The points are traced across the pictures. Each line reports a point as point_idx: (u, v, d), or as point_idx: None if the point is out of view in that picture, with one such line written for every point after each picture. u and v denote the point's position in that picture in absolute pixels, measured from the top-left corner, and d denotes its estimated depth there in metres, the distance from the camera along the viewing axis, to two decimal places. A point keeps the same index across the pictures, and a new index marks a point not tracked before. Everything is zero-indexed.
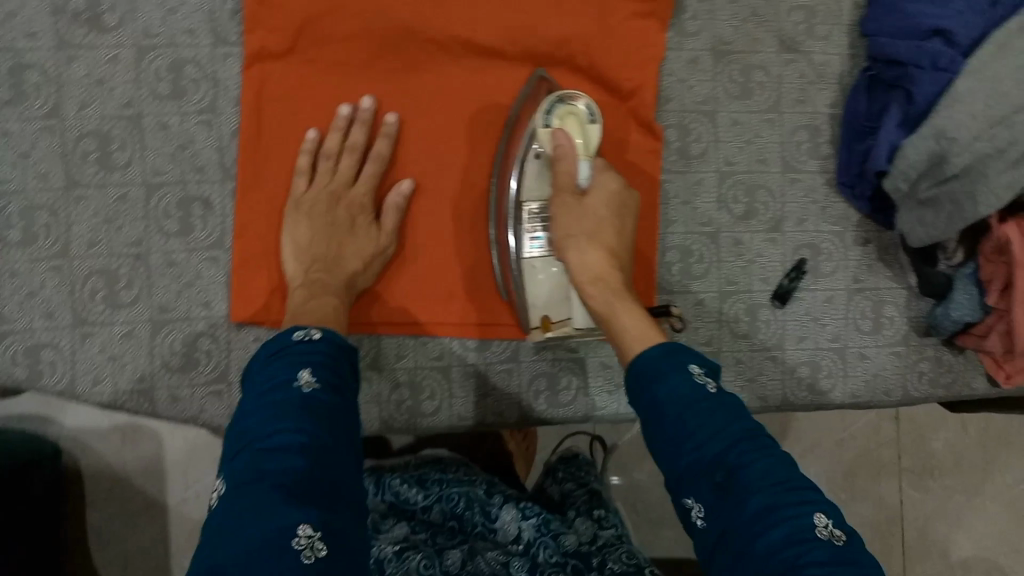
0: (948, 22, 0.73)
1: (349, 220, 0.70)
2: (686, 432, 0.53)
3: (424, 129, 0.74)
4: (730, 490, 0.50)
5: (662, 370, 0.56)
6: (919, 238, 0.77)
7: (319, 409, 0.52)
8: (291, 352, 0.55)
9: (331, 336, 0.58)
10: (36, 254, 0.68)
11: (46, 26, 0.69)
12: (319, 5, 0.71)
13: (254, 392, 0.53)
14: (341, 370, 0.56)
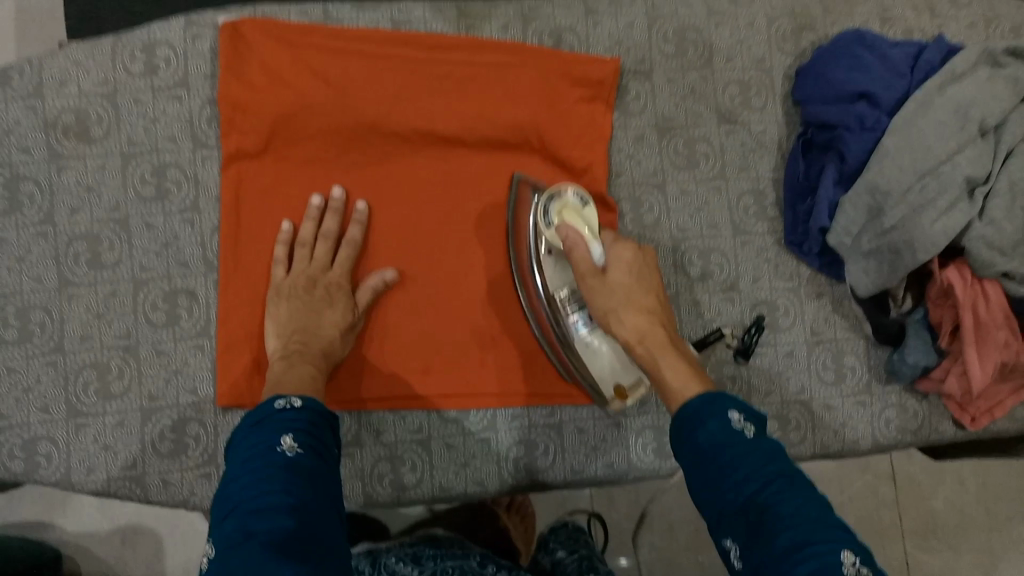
0: (871, 86, 0.80)
1: (327, 297, 0.74)
2: (726, 472, 0.55)
3: (392, 214, 0.79)
4: (763, 526, 0.52)
5: (704, 419, 0.59)
6: (867, 287, 0.80)
7: (300, 473, 0.54)
8: (274, 421, 0.58)
9: (313, 405, 0.61)
10: (31, 351, 0.73)
11: (39, 141, 0.75)
12: (289, 107, 0.76)
13: (239, 460, 0.56)
14: (321, 435, 0.60)
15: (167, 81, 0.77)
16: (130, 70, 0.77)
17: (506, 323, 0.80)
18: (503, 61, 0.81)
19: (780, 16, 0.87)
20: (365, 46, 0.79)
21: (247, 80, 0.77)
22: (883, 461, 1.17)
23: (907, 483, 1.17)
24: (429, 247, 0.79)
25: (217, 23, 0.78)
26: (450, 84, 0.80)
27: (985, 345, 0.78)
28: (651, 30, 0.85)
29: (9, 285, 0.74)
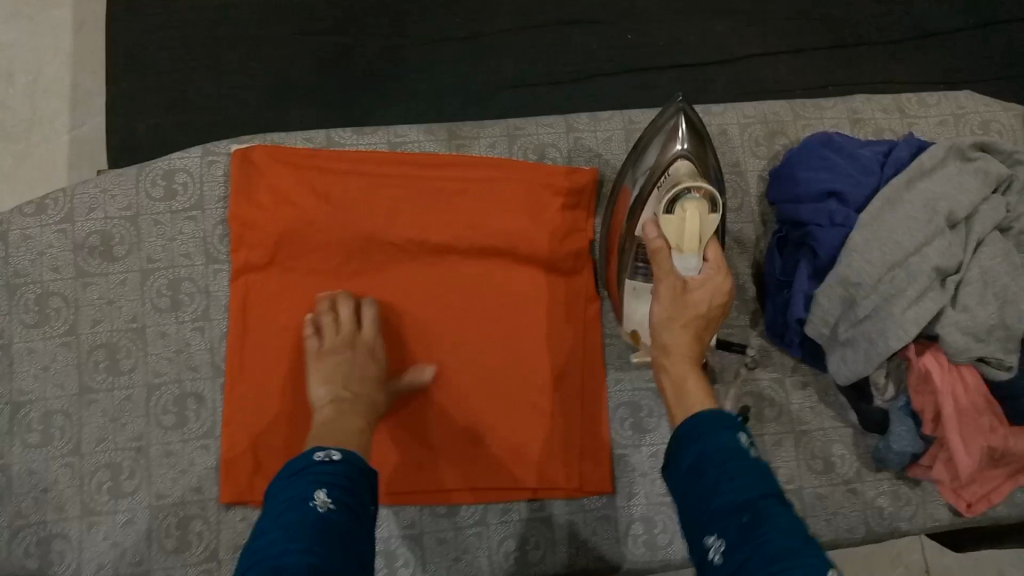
0: (838, 184, 0.84)
1: (370, 358, 0.78)
2: (725, 476, 0.53)
3: (393, 313, 0.85)
4: (755, 530, 0.50)
5: (713, 424, 0.57)
6: (845, 376, 0.83)
7: (331, 528, 0.56)
8: (312, 471, 0.61)
9: (352, 458, 0.63)
10: (50, 453, 0.78)
11: (68, 260, 0.83)
12: (291, 224, 0.83)
13: (274, 509, 0.58)
14: (358, 489, 0.61)
15: (183, 204, 0.85)
16: (151, 194, 0.85)
17: (522, 405, 0.84)
18: (490, 174, 0.88)
19: (752, 122, 0.94)
20: (361, 166, 0.87)
21: (254, 201, 0.84)
22: (917, 555, 1.15)
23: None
24: (435, 346, 0.84)
25: (230, 151, 0.86)
26: (442, 195, 0.87)
27: (970, 430, 0.80)
28: (628, 142, 0.92)
29: (34, 391, 0.80)
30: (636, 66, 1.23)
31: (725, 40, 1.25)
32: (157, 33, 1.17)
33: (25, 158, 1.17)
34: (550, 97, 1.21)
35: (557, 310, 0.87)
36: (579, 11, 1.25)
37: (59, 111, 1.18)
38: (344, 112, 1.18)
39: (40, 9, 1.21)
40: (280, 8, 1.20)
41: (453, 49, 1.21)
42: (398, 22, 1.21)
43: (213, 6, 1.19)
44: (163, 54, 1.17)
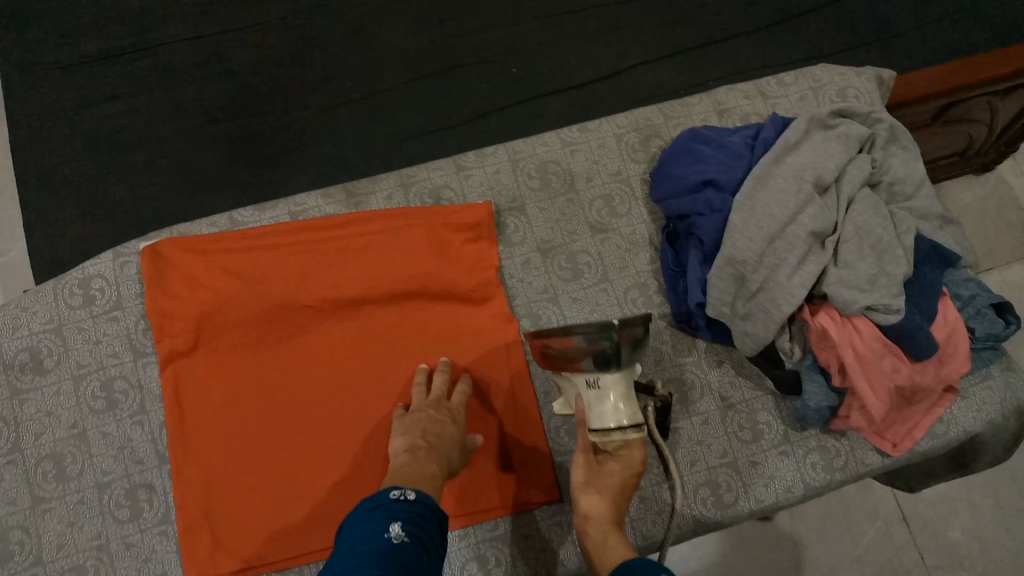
0: (711, 172, 0.91)
1: (449, 416, 0.81)
2: None
3: (341, 376, 0.88)
4: None
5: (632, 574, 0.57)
6: (751, 347, 0.87)
7: (403, 551, 0.57)
8: (388, 507, 0.63)
9: (424, 498, 0.66)
10: (13, 567, 0.80)
11: (0, 381, 0.86)
12: (209, 305, 0.87)
13: (352, 539, 0.59)
14: (429, 527, 0.63)
15: (103, 307, 0.89)
16: (71, 304, 0.88)
17: (522, 438, 0.89)
18: (389, 225, 0.93)
19: (626, 131, 1.00)
20: (266, 239, 0.91)
21: (169, 291, 0.88)
22: (891, 504, 1.20)
23: (917, 518, 1.20)
24: (373, 398, 0.88)
25: (139, 248, 0.90)
26: (347, 253, 0.91)
27: (875, 377, 0.85)
28: (516, 171, 0.98)
29: None
30: (525, 95, 1.30)
31: (602, 57, 1.33)
32: (60, 151, 1.21)
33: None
34: (449, 141, 1.28)
35: (484, 353, 0.91)
36: (462, 56, 1.31)
37: None
38: (255, 189, 1.22)
39: None
40: (175, 105, 1.25)
41: (350, 111, 1.27)
42: (292, 98, 1.27)
43: (110, 116, 1.24)
44: (68, 168, 1.21)
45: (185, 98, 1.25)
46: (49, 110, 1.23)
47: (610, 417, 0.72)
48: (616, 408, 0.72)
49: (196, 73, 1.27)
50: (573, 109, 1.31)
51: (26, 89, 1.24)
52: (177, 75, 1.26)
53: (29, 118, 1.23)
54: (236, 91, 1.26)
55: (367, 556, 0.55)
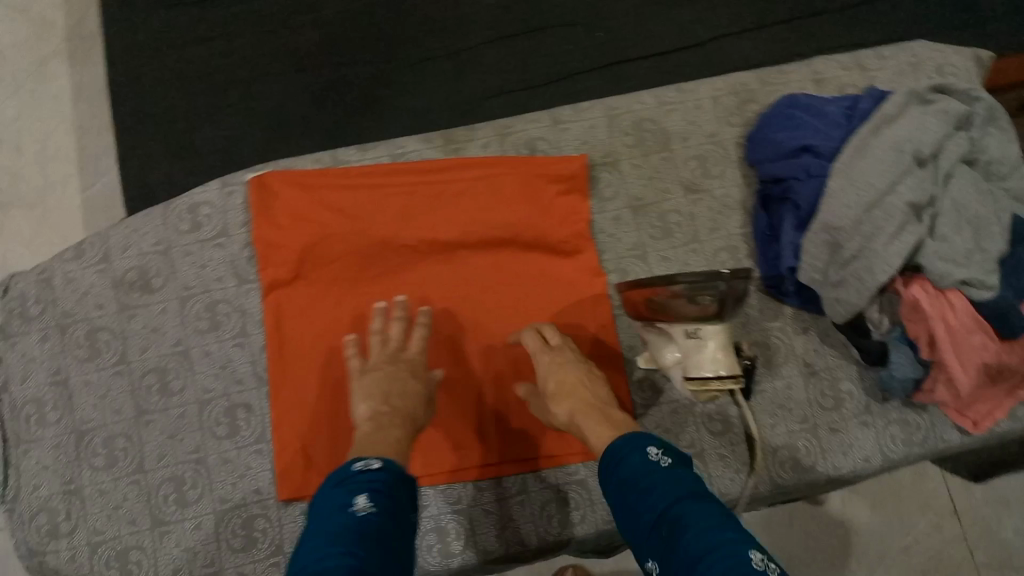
0: (810, 139, 0.91)
1: (407, 371, 0.83)
2: (643, 495, 0.64)
3: (430, 317, 0.91)
4: (674, 533, 0.59)
5: (624, 455, 0.69)
6: (841, 313, 0.89)
7: (371, 526, 0.60)
8: (352, 481, 0.65)
9: (389, 466, 0.69)
10: (119, 472, 0.85)
11: (110, 295, 0.89)
12: (313, 237, 0.90)
13: (320, 515, 0.62)
14: (398, 495, 0.66)
15: (210, 233, 0.91)
16: (179, 228, 0.91)
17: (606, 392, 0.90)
18: (488, 173, 0.95)
19: (723, 95, 0.99)
20: (367, 179, 0.93)
21: (274, 222, 0.91)
22: (943, 500, 1.19)
23: (972, 516, 1.18)
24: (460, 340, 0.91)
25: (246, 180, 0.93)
26: (444, 198, 0.94)
27: (965, 351, 0.85)
28: (611, 127, 0.98)
29: (95, 419, 0.87)
30: (608, 61, 1.31)
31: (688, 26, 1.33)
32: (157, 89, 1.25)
33: (42, 223, 1.28)
34: (530, 101, 1.30)
35: (573, 305, 0.92)
36: (549, 18, 1.32)
37: (69, 174, 1.28)
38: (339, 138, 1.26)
39: (36, 84, 1.29)
40: (266, 50, 1.28)
41: (436, 67, 1.29)
42: (379, 50, 1.29)
43: (205, 58, 1.27)
44: (164, 105, 1.25)
45: (277, 44, 1.28)
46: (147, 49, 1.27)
47: (706, 363, 0.74)
48: (715, 356, 0.74)
49: (288, 19, 1.29)
50: (656, 73, 1.31)
51: (125, 27, 1.27)
52: (270, 21, 1.29)
53: (126, 53, 1.26)
54: (326, 41, 1.28)
55: (343, 538, 0.57)
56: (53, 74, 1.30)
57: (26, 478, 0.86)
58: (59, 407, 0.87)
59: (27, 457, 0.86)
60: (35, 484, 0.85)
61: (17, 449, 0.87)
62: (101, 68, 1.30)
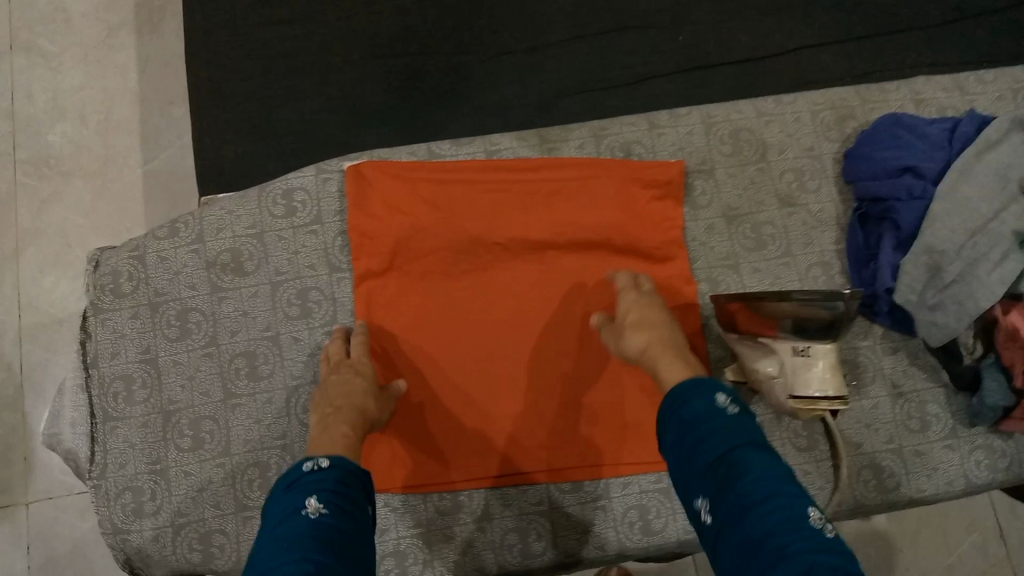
0: (913, 159, 0.90)
1: (355, 370, 0.82)
2: (703, 439, 0.65)
3: (504, 317, 0.90)
4: (731, 478, 0.61)
5: (688, 399, 0.70)
6: (937, 338, 0.87)
7: (326, 528, 0.61)
8: (303, 482, 0.66)
9: (339, 462, 0.69)
10: (204, 454, 0.85)
11: (202, 276, 0.89)
12: (407, 229, 0.90)
13: (272, 519, 0.63)
14: (353, 491, 0.67)
15: (304, 219, 0.92)
16: (273, 214, 0.91)
17: None
18: (582, 174, 0.94)
19: (822, 109, 0.99)
20: (461, 174, 0.93)
21: (370, 211, 0.91)
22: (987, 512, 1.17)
23: (1017, 537, 1.17)
24: (546, 341, 0.90)
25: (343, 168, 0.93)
26: (538, 198, 0.93)
27: None
28: (709, 134, 0.97)
29: (183, 400, 0.87)
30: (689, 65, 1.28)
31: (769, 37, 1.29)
32: (233, 68, 1.23)
33: (103, 194, 1.24)
34: (604, 106, 1.27)
35: None
36: (628, 19, 1.30)
37: (131, 147, 1.26)
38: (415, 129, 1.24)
39: (104, 54, 1.28)
40: (341, 38, 1.26)
41: (515, 62, 1.27)
42: (456, 43, 1.27)
43: (284, 39, 1.25)
44: (240, 84, 1.23)
45: (354, 31, 1.26)
46: (224, 27, 1.24)
47: (813, 381, 0.75)
48: (823, 376, 0.75)
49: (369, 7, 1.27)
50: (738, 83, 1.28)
51: (203, 5, 1.24)
52: (348, 6, 1.27)
53: (198, 32, 1.23)
54: (402, 31, 1.26)
55: (302, 544, 0.58)
56: (121, 44, 1.29)
57: (111, 457, 0.86)
58: (147, 387, 0.87)
59: (114, 435, 0.86)
60: (121, 462, 0.85)
61: (103, 426, 0.86)
62: (179, 44, 1.29)
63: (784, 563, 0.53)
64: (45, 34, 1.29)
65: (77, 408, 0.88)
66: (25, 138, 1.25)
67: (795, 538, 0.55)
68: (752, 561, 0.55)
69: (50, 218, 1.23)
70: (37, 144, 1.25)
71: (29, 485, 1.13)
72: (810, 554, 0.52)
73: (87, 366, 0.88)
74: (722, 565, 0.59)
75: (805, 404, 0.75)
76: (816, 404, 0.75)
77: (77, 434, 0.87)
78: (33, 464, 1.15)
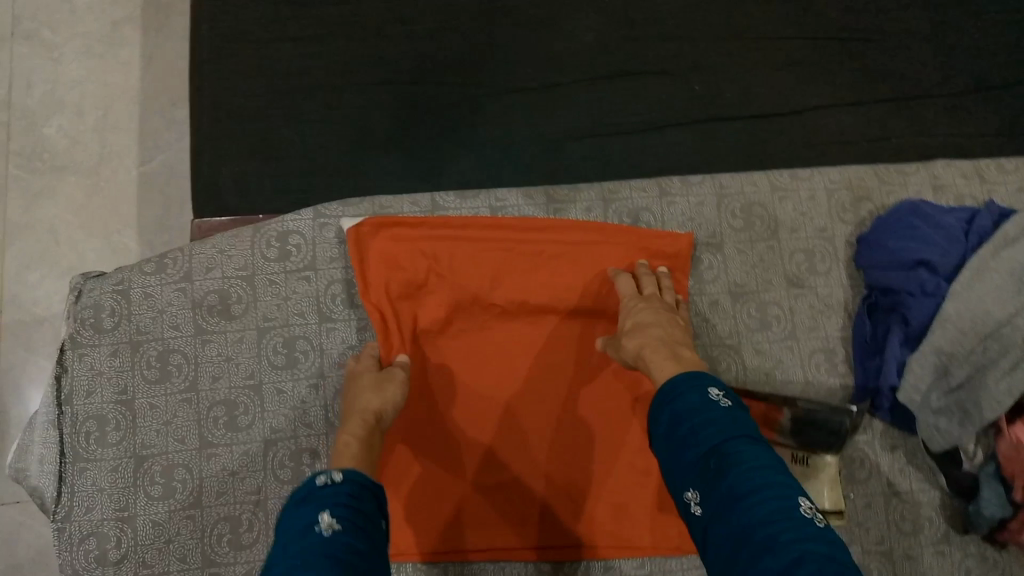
0: (928, 253, 0.86)
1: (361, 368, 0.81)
2: (693, 431, 0.61)
3: (500, 382, 0.87)
4: (720, 471, 0.57)
5: (681, 390, 0.65)
6: (939, 443, 0.85)
7: (340, 548, 0.54)
8: (315, 497, 0.59)
9: (353, 475, 0.63)
10: (174, 505, 0.83)
11: (188, 318, 0.87)
12: (403, 285, 0.87)
13: (282, 538, 0.56)
14: (364, 505, 0.61)
15: (297, 265, 0.89)
16: (266, 256, 0.89)
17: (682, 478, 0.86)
18: (588, 237, 0.91)
19: (838, 188, 0.97)
20: (461, 228, 0.90)
21: (365, 265, 0.88)
22: None
23: None
24: (538, 411, 0.87)
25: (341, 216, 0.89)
26: (542, 260, 0.90)
27: None
28: (720, 207, 0.95)
29: (156, 446, 0.84)
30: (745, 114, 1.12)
31: (828, 85, 1.14)
32: (231, 77, 1.10)
33: (96, 193, 1.17)
34: (640, 161, 1.10)
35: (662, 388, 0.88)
36: (666, 60, 1.13)
37: (127, 146, 1.19)
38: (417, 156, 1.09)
39: (105, 48, 1.21)
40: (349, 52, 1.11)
41: (525, 100, 1.11)
42: (472, 72, 1.11)
43: (285, 57, 1.11)
44: (242, 101, 1.09)
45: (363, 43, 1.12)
46: (223, 32, 1.12)
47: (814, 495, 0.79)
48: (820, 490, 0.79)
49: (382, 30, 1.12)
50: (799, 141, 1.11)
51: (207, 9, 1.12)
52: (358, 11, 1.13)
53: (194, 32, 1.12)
54: (414, 55, 1.11)
55: (312, 565, 0.52)
56: (125, 41, 1.22)
57: (78, 500, 0.82)
58: (121, 429, 0.84)
59: (82, 477, 0.83)
60: (88, 507, 0.82)
61: (72, 467, 0.83)
62: (183, 44, 1.22)
63: (773, 556, 0.49)
64: (48, 24, 1.22)
65: (46, 447, 0.85)
66: (20, 130, 1.18)
67: (785, 528, 0.51)
68: (742, 552, 0.52)
69: (41, 214, 1.17)
70: (31, 137, 1.18)
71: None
72: (801, 545, 0.49)
73: (59, 403, 0.85)
74: (713, 558, 0.55)
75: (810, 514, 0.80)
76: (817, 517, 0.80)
77: (44, 473, 0.84)
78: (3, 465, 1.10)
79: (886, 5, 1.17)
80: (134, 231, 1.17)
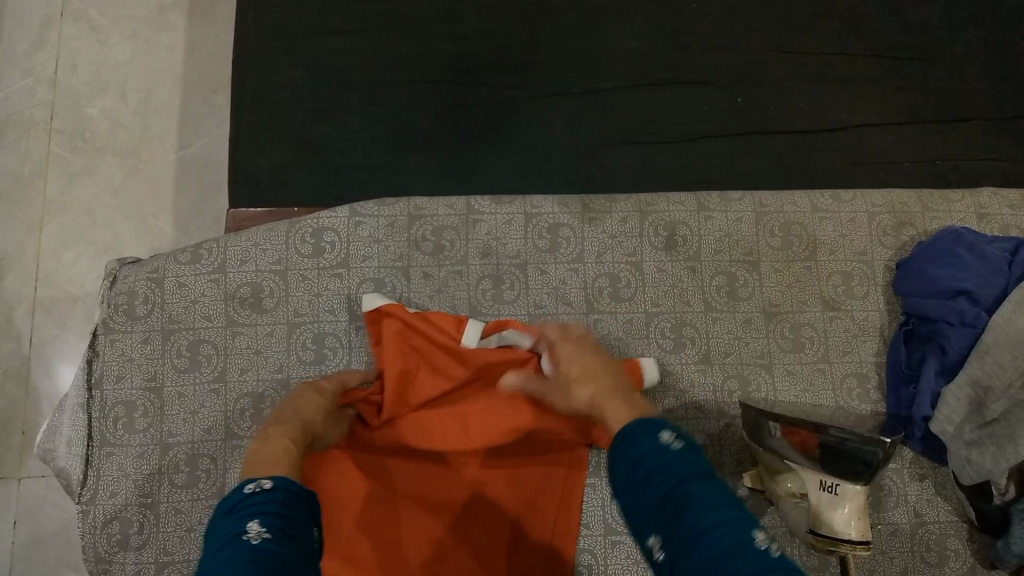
0: (968, 282, 0.84)
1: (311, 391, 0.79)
2: (649, 476, 0.57)
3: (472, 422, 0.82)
4: (680, 516, 0.53)
5: (634, 437, 0.61)
6: (970, 476, 0.83)
7: (269, 554, 0.53)
8: (244, 506, 0.58)
9: (283, 484, 0.62)
10: (196, 494, 0.83)
11: (220, 309, 0.87)
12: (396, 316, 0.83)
13: (209, 550, 0.55)
14: (295, 513, 0.59)
15: (331, 261, 0.90)
16: (300, 252, 0.90)
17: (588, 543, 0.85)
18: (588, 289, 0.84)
19: (880, 212, 0.96)
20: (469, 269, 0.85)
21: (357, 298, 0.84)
22: None
23: None
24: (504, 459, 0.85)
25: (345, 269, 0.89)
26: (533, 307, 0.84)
27: None
28: (759, 225, 0.94)
29: (183, 434, 0.85)
30: (794, 128, 1.10)
31: (875, 102, 1.12)
32: (271, 67, 1.10)
33: (135, 175, 1.18)
34: (678, 170, 1.08)
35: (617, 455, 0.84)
36: (711, 70, 1.12)
37: (167, 130, 1.20)
38: (454, 155, 1.08)
39: (152, 32, 1.22)
40: (392, 47, 1.11)
41: (566, 104, 1.10)
42: (514, 74, 1.11)
43: (327, 51, 1.11)
44: (281, 92, 1.09)
45: (406, 39, 1.11)
46: (267, 22, 1.11)
47: (842, 523, 0.78)
48: (849, 520, 0.78)
49: (425, 28, 1.12)
50: (844, 160, 1.10)
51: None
52: (401, 9, 1.13)
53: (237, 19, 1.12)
54: (455, 55, 1.11)
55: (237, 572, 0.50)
56: (171, 24, 1.23)
57: (103, 483, 0.83)
58: (148, 416, 0.85)
59: (109, 461, 0.84)
60: (112, 491, 0.83)
61: (99, 450, 0.84)
62: (230, 33, 1.23)
63: None
64: (96, 5, 1.23)
65: (74, 429, 0.85)
66: (63, 109, 1.20)
67: (744, 565, 0.48)
68: None
69: (79, 193, 1.17)
70: (74, 116, 1.19)
71: (22, 460, 1.09)
72: None
73: (90, 386, 0.85)
74: None
75: (831, 541, 0.78)
76: (837, 545, 0.78)
77: (71, 456, 0.84)
78: (30, 439, 1.10)
79: (939, 24, 1.15)
80: (171, 214, 1.18)
